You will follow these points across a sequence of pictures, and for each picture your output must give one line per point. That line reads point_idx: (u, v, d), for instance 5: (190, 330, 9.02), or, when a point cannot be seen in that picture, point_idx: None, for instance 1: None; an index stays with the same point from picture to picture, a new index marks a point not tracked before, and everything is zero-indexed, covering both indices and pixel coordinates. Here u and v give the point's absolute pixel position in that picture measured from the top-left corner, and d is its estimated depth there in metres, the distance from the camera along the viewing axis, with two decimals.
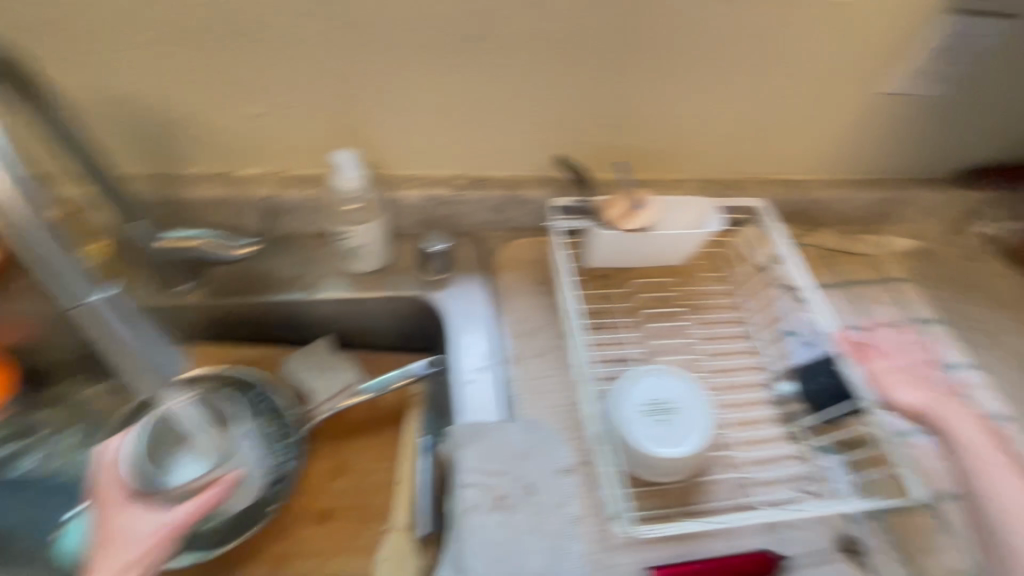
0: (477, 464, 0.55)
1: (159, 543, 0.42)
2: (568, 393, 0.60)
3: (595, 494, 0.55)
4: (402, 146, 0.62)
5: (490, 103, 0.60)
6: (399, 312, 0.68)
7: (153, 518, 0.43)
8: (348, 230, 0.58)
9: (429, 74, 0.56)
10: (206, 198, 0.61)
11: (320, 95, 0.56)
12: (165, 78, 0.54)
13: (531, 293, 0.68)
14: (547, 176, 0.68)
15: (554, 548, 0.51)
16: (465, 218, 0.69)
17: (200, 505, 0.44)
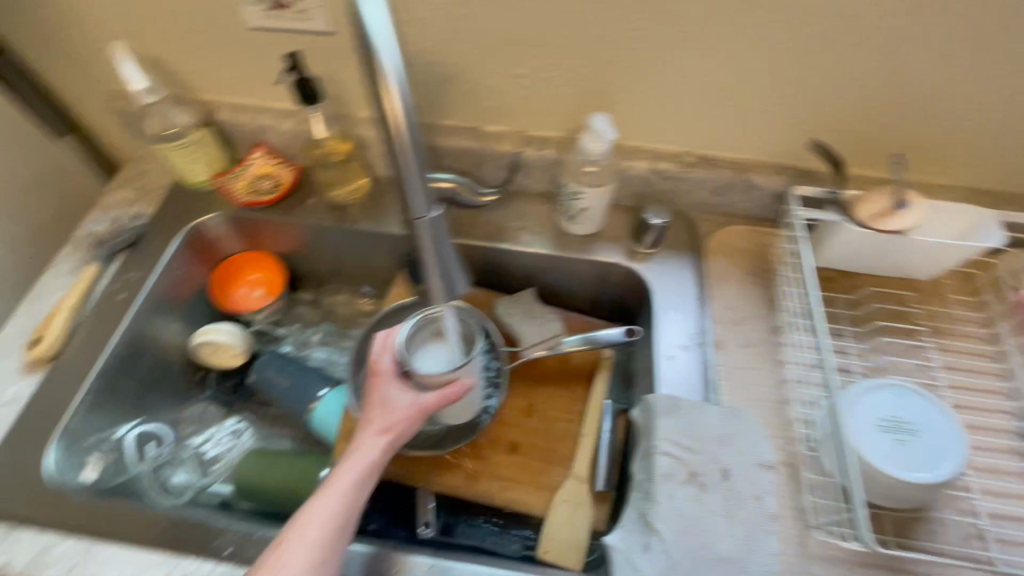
0: (673, 435, 0.55)
1: (411, 416, 0.50)
2: (774, 389, 0.58)
3: (796, 497, 0.52)
4: (642, 117, 0.63)
5: (752, 81, 0.57)
6: (602, 279, 0.70)
7: (409, 395, 0.51)
8: (581, 191, 0.61)
9: (695, 48, 0.55)
10: (455, 148, 0.67)
11: (581, 60, 0.58)
12: (447, 36, 0.58)
13: (741, 281, 0.65)
14: (781, 163, 0.65)
15: (748, 539, 0.50)
16: (683, 195, 0.69)
17: (441, 399, 0.51)
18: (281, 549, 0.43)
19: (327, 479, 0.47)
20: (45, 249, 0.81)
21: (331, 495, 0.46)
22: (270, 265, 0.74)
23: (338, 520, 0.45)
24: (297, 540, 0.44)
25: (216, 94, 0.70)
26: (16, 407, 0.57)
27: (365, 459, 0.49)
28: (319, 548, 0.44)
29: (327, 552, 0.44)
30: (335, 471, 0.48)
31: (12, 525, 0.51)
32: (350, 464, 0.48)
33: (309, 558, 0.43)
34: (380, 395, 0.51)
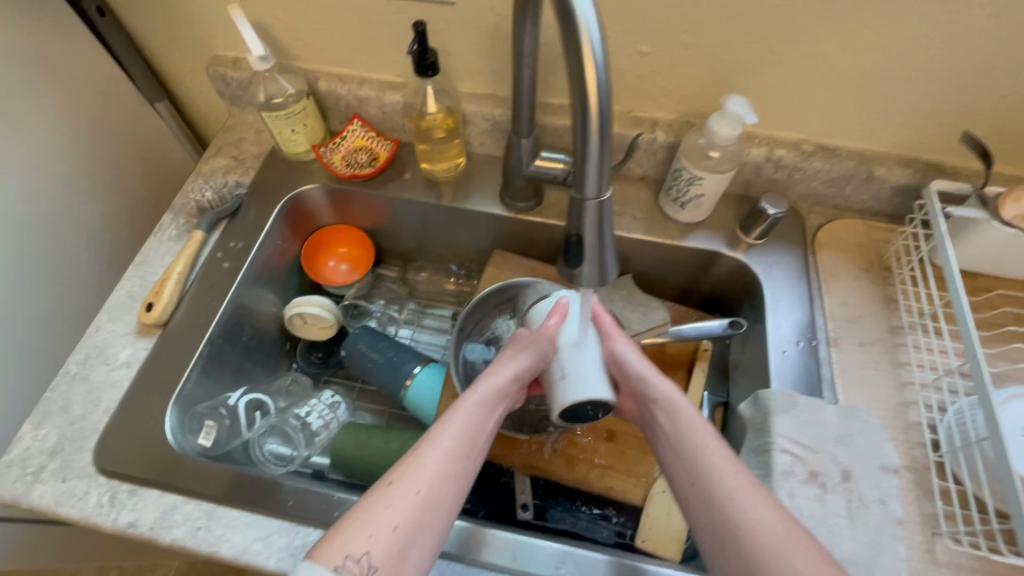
0: (790, 432, 0.53)
1: (530, 342, 0.52)
2: (895, 391, 0.56)
3: (921, 501, 0.51)
4: (765, 101, 0.60)
5: (898, 67, 0.53)
6: (704, 268, 0.68)
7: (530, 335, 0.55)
8: (701, 176, 0.59)
9: (842, 29, 0.51)
10: (561, 127, 0.65)
11: (712, 38, 0.55)
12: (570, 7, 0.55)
13: (854, 277, 0.63)
14: (908, 155, 0.61)
15: (872, 542, 0.49)
16: (794, 185, 0.66)
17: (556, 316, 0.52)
18: (413, 452, 0.43)
19: (458, 399, 0.48)
20: (139, 213, 0.83)
21: (461, 409, 0.46)
22: (361, 240, 0.76)
23: (466, 435, 0.45)
24: (428, 444, 0.43)
25: (316, 63, 0.68)
26: (131, 368, 0.58)
27: (496, 381, 0.49)
28: (448, 457, 0.43)
29: (456, 464, 0.43)
30: (467, 390, 0.48)
31: (137, 483, 0.52)
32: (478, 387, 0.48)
33: (439, 466, 0.42)
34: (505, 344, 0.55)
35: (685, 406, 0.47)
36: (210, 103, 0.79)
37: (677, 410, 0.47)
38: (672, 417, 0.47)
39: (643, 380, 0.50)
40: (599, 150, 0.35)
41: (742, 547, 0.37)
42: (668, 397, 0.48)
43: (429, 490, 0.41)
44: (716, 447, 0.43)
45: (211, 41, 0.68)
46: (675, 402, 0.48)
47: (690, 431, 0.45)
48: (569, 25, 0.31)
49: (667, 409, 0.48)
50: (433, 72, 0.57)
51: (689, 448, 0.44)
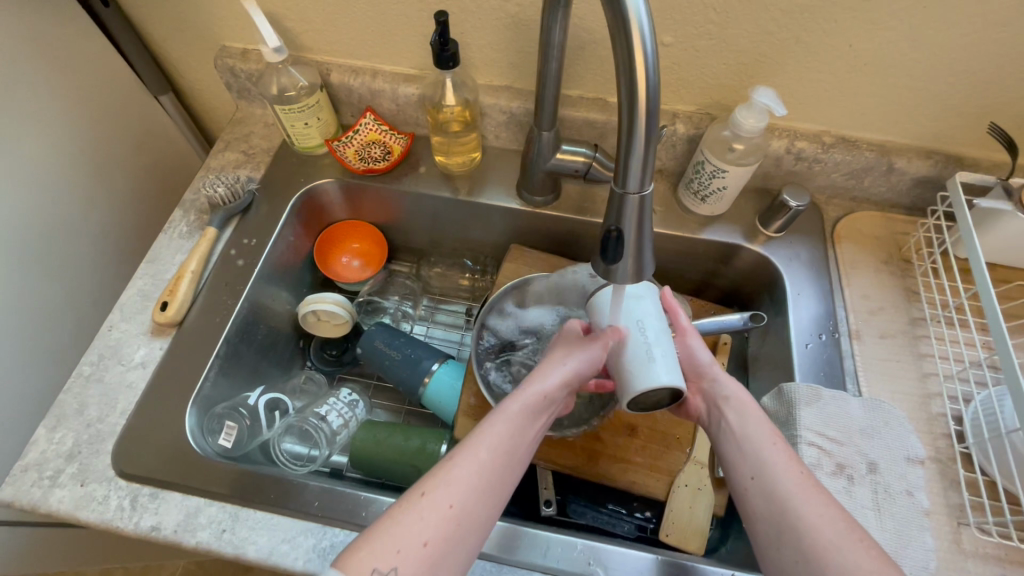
0: (816, 425, 0.53)
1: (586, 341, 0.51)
2: (918, 382, 0.56)
3: (946, 491, 0.51)
4: (787, 93, 0.59)
5: (924, 58, 0.53)
6: (723, 261, 0.68)
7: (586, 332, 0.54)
8: (724, 169, 0.58)
9: (870, 19, 0.51)
10: (580, 119, 0.64)
11: (738, 29, 0.54)
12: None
13: (874, 269, 0.63)
14: (928, 147, 0.61)
15: (900, 534, 0.48)
16: (813, 177, 0.66)
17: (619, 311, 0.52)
18: (449, 460, 0.42)
19: (499, 406, 0.47)
20: (145, 210, 0.81)
21: (501, 419, 0.45)
22: (374, 236, 0.75)
23: (504, 447, 0.44)
24: (464, 450, 0.43)
25: (328, 55, 0.66)
26: (147, 369, 0.57)
27: (538, 390, 0.48)
28: (485, 470, 0.42)
29: (491, 478, 0.43)
30: (510, 396, 0.48)
31: (158, 486, 0.51)
32: (521, 395, 0.48)
33: (473, 479, 0.42)
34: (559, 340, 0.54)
35: (752, 404, 0.49)
36: (216, 96, 0.77)
37: (745, 408, 0.49)
38: (738, 414, 0.48)
39: (713, 378, 0.52)
40: (645, 146, 0.34)
41: (803, 540, 0.39)
42: (738, 395, 0.50)
43: (463, 505, 0.40)
44: (782, 446, 0.45)
45: (219, 32, 0.67)
46: (744, 400, 0.49)
47: (757, 428, 0.47)
48: (619, 20, 0.31)
49: (736, 405, 0.49)
50: (453, 64, 0.55)
51: (755, 444, 0.46)
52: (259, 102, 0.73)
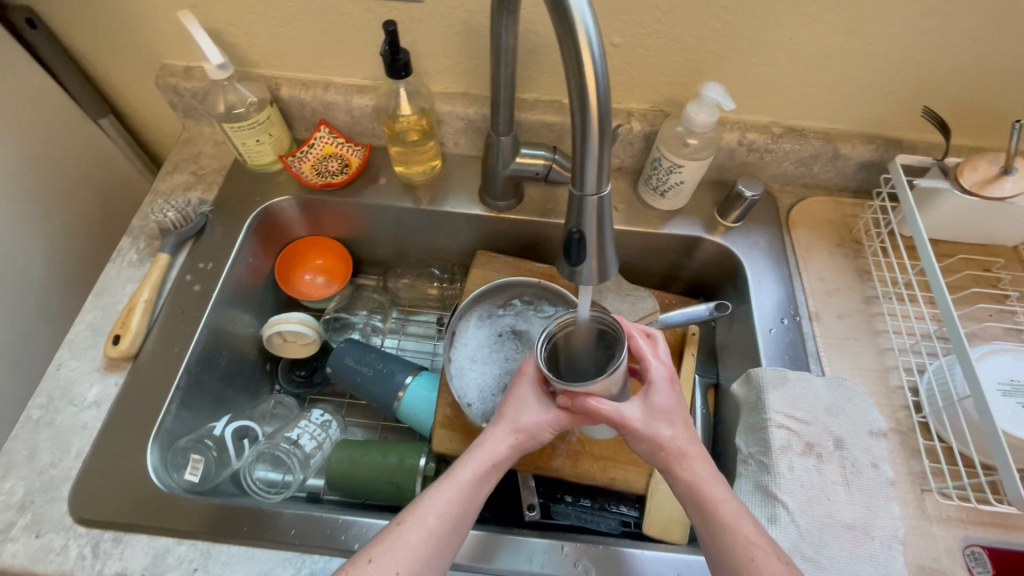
0: (785, 407, 0.54)
1: (543, 421, 0.49)
2: (875, 357, 0.59)
3: (909, 460, 0.53)
4: (735, 87, 0.61)
5: (860, 48, 0.55)
6: (686, 253, 0.69)
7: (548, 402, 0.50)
8: (680, 164, 0.60)
9: (806, 13, 0.53)
10: (536, 122, 0.65)
11: (683, 28, 0.55)
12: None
13: (828, 252, 0.66)
14: (870, 132, 0.64)
15: (868, 505, 0.50)
16: (766, 167, 0.68)
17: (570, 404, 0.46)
18: (397, 524, 0.44)
19: (450, 470, 0.47)
20: (91, 239, 0.77)
21: (451, 484, 0.46)
22: (338, 251, 0.73)
23: (452, 513, 0.45)
24: (413, 514, 0.44)
25: (276, 69, 0.65)
26: (103, 407, 0.54)
27: (489, 457, 0.48)
28: (431, 536, 0.43)
29: (440, 541, 0.44)
30: (459, 460, 0.47)
31: (121, 530, 0.48)
32: (472, 457, 0.48)
33: (420, 544, 0.43)
34: (518, 395, 0.51)
35: (719, 503, 0.45)
36: (161, 116, 0.74)
37: (713, 515, 0.44)
38: (707, 522, 0.45)
39: (666, 468, 0.47)
40: (599, 149, 0.35)
41: None
42: (698, 494, 0.45)
43: (410, 571, 0.42)
44: (761, 560, 0.42)
45: (159, 50, 0.64)
46: (707, 501, 0.45)
47: (729, 540, 0.43)
48: (566, 24, 0.32)
49: (700, 510, 0.45)
50: (406, 73, 0.55)
51: (730, 561, 0.43)
52: (207, 120, 0.71)
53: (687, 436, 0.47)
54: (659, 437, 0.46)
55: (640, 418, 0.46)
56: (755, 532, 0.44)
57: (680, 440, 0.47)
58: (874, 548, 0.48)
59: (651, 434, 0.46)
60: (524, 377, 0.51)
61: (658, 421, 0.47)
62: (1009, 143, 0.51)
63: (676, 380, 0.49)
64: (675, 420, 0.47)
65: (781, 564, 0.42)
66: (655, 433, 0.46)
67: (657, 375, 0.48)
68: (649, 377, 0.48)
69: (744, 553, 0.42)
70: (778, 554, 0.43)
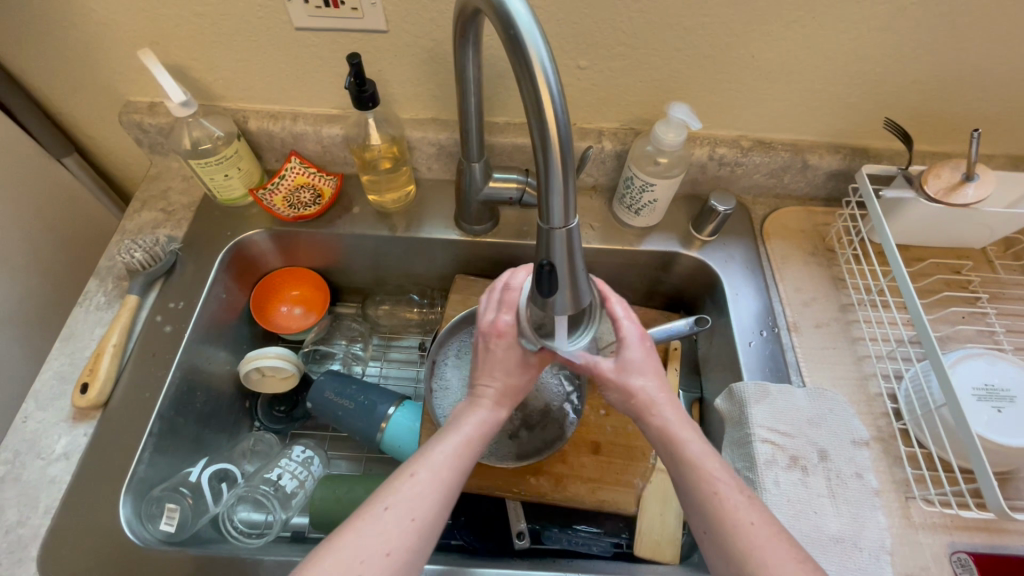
0: (767, 421, 0.54)
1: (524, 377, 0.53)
2: (855, 366, 0.59)
3: (893, 469, 0.54)
4: (701, 104, 0.62)
5: (821, 63, 0.56)
6: (665, 268, 0.70)
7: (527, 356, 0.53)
8: (651, 183, 0.60)
9: (766, 32, 0.54)
10: (508, 145, 0.65)
11: (646, 49, 0.56)
12: None
13: (803, 262, 0.66)
14: (835, 142, 0.65)
15: (854, 515, 0.50)
16: (738, 180, 0.68)
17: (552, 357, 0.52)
18: (409, 475, 0.44)
19: (453, 425, 0.49)
20: (57, 280, 0.75)
21: (455, 437, 0.48)
22: (315, 281, 0.72)
23: (459, 462, 0.46)
24: (423, 465, 0.45)
25: (243, 102, 0.64)
26: (72, 459, 0.52)
27: (491, 421, 0.50)
28: (439, 482, 0.44)
29: (450, 491, 0.45)
30: (461, 417, 0.50)
31: None
32: (472, 414, 0.50)
33: (434, 491, 0.43)
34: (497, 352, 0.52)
35: (686, 443, 0.45)
36: (126, 151, 0.73)
37: (680, 457, 0.45)
38: (676, 463, 0.45)
39: (638, 416, 0.49)
40: (564, 182, 0.34)
41: None
42: (667, 437, 0.47)
43: (424, 517, 0.42)
44: (723, 494, 0.42)
45: (121, 88, 0.63)
46: (674, 443, 0.46)
47: (695, 477, 0.43)
48: (523, 62, 0.32)
49: (670, 453, 0.46)
50: (373, 104, 0.54)
51: (696, 495, 0.43)
52: (174, 155, 0.70)
53: (657, 385, 0.49)
54: (630, 386, 0.49)
55: (612, 370, 0.50)
56: (720, 469, 0.44)
57: (650, 389, 0.49)
58: (862, 559, 0.48)
59: (623, 385, 0.49)
60: (501, 337, 0.52)
61: (630, 373, 0.50)
62: (970, 150, 0.51)
63: (647, 338, 0.52)
64: (647, 370, 0.49)
65: (744, 497, 0.42)
66: (626, 385, 0.49)
67: (629, 331, 0.51)
68: (620, 333, 0.51)
69: (710, 484, 0.43)
70: (742, 488, 0.43)
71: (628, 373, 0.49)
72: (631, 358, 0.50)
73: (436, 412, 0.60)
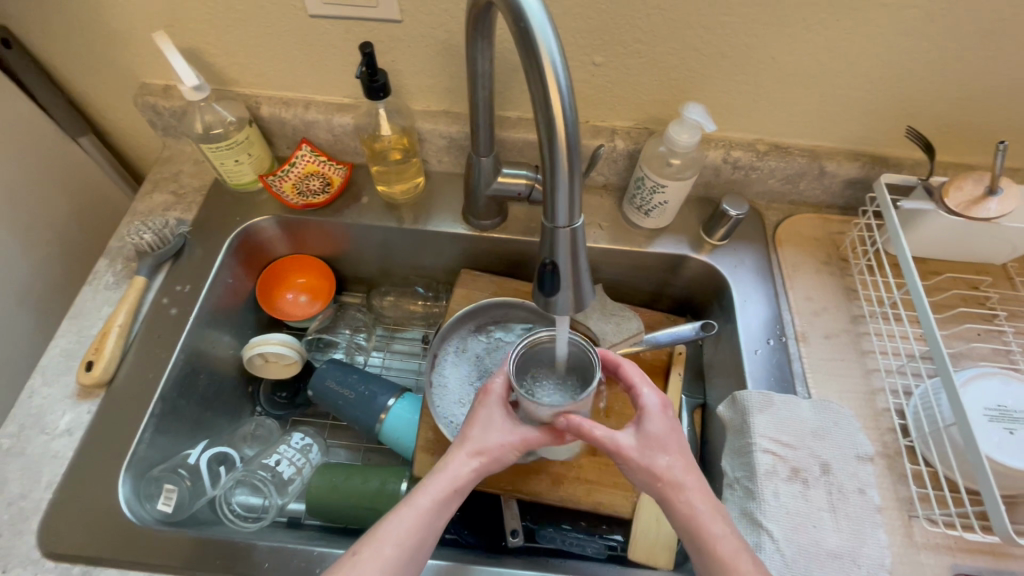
0: (769, 432, 0.54)
1: (509, 445, 0.47)
2: (863, 379, 0.58)
3: (897, 485, 0.53)
4: (717, 105, 0.60)
5: (843, 67, 0.55)
6: (673, 270, 0.69)
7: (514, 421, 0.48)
8: (663, 185, 0.59)
9: (787, 33, 0.52)
10: (519, 140, 0.64)
11: (663, 48, 0.55)
12: None
13: (815, 271, 0.65)
14: (855, 149, 0.64)
15: (855, 532, 0.49)
16: (752, 184, 0.67)
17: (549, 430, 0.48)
18: (353, 555, 0.42)
19: (409, 494, 0.45)
20: (70, 259, 0.76)
21: (409, 511, 0.44)
22: (321, 269, 0.72)
23: (410, 540, 0.43)
24: (370, 544, 0.42)
25: (256, 88, 0.64)
26: (75, 435, 0.53)
27: (450, 479, 0.45)
28: (386, 567, 0.41)
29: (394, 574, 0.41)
30: (419, 485, 0.45)
31: (91, 564, 0.47)
32: (433, 480, 0.45)
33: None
34: (485, 413, 0.49)
35: (717, 538, 0.43)
36: (141, 133, 0.74)
37: (709, 549, 0.42)
38: (703, 555, 0.43)
39: (663, 499, 0.45)
40: (570, 181, 0.34)
41: None
42: (696, 528, 0.43)
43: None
44: None
45: (137, 70, 0.64)
46: (704, 537, 0.43)
47: None
48: (532, 57, 0.31)
49: (697, 543, 0.43)
50: (384, 94, 0.54)
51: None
52: (187, 139, 0.70)
53: (683, 466, 0.45)
54: (654, 466, 0.45)
55: (635, 447, 0.46)
56: (754, 572, 0.41)
57: (676, 470, 0.45)
58: None
59: (647, 465, 0.45)
60: (490, 396, 0.49)
61: (653, 451, 0.46)
62: (995, 164, 0.50)
63: (669, 409, 0.49)
64: (671, 448, 0.46)
65: None
66: (651, 466, 0.45)
67: (650, 402, 0.48)
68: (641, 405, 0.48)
69: None
70: None
71: (648, 450, 0.46)
72: (651, 432, 0.47)
73: (433, 407, 0.60)
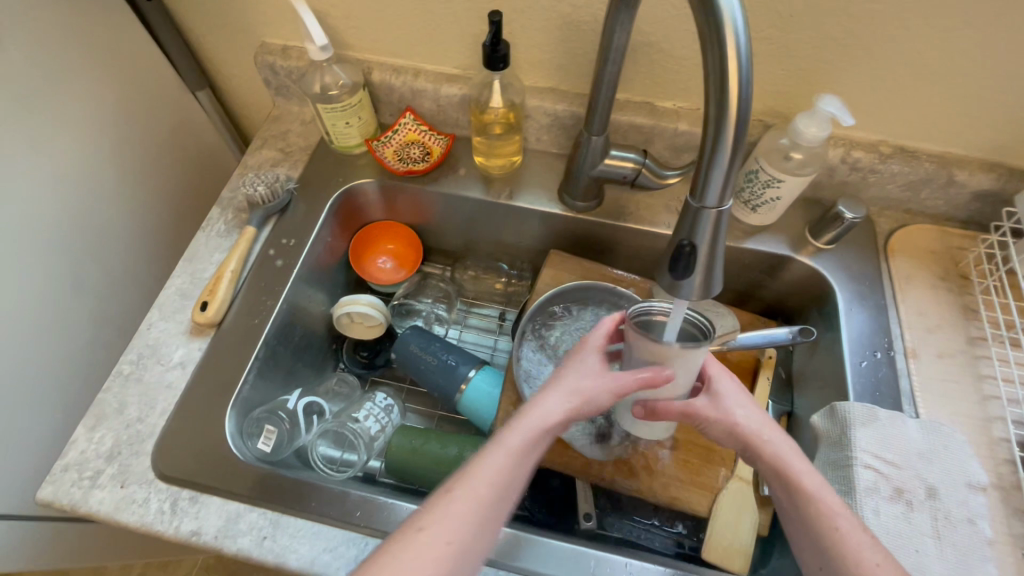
0: (873, 447, 0.51)
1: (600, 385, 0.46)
2: (979, 405, 0.54)
3: (1012, 520, 0.49)
4: (845, 100, 0.57)
5: (997, 67, 0.51)
6: (770, 271, 0.66)
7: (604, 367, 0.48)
8: (778, 179, 0.57)
9: (939, 26, 0.49)
10: (625, 123, 0.63)
11: (798, 35, 0.52)
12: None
13: (930, 286, 0.61)
14: (990, 160, 0.59)
15: (962, 562, 0.47)
16: (868, 189, 0.63)
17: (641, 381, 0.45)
18: (447, 491, 0.41)
19: (499, 435, 0.44)
20: (178, 207, 0.80)
21: (500, 450, 0.43)
22: (409, 238, 0.73)
23: (504, 478, 0.42)
24: (463, 480, 0.41)
25: (371, 53, 0.65)
26: (186, 369, 0.56)
27: (542, 419, 0.45)
28: (481, 503, 0.40)
29: (490, 512, 0.41)
30: (508, 426, 0.44)
31: (199, 490, 0.50)
32: (526, 420, 0.45)
33: (468, 513, 0.40)
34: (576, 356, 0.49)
35: (802, 473, 0.44)
36: (252, 91, 0.77)
37: (797, 485, 0.43)
38: (791, 493, 0.44)
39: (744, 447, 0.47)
40: (730, 157, 0.33)
41: None
42: (781, 466, 0.45)
43: (461, 541, 0.39)
44: (847, 530, 0.41)
45: (261, 29, 0.66)
46: (791, 474, 0.44)
47: (815, 512, 0.42)
48: (712, 23, 0.30)
49: (784, 482, 0.44)
50: (503, 65, 0.54)
51: (814, 529, 0.42)
52: (297, 99, 0.73)
53: (759, 415, 0.48)
54: (731, 417, 0.47)
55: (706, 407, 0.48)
56: (842, 505, 0.42)
57: (752, 418, 0.47)
58: None
59: (725, 417, 0.48)
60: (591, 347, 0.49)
61: (729, 405, 0.48)
62: None
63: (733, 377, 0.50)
64: (745, 402, 0.48)
65: (869, 537, 0.40)
66: (725, 414, 0.47)
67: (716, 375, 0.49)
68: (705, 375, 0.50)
69: (835, 520, 0.41)
70: (865, 527, 0.41)
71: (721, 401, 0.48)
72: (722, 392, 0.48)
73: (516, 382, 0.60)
